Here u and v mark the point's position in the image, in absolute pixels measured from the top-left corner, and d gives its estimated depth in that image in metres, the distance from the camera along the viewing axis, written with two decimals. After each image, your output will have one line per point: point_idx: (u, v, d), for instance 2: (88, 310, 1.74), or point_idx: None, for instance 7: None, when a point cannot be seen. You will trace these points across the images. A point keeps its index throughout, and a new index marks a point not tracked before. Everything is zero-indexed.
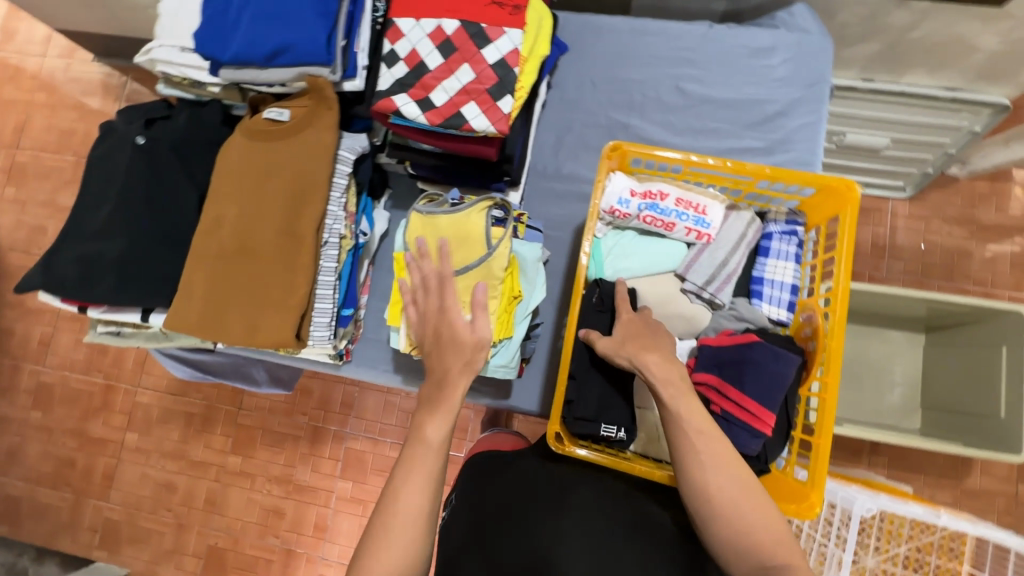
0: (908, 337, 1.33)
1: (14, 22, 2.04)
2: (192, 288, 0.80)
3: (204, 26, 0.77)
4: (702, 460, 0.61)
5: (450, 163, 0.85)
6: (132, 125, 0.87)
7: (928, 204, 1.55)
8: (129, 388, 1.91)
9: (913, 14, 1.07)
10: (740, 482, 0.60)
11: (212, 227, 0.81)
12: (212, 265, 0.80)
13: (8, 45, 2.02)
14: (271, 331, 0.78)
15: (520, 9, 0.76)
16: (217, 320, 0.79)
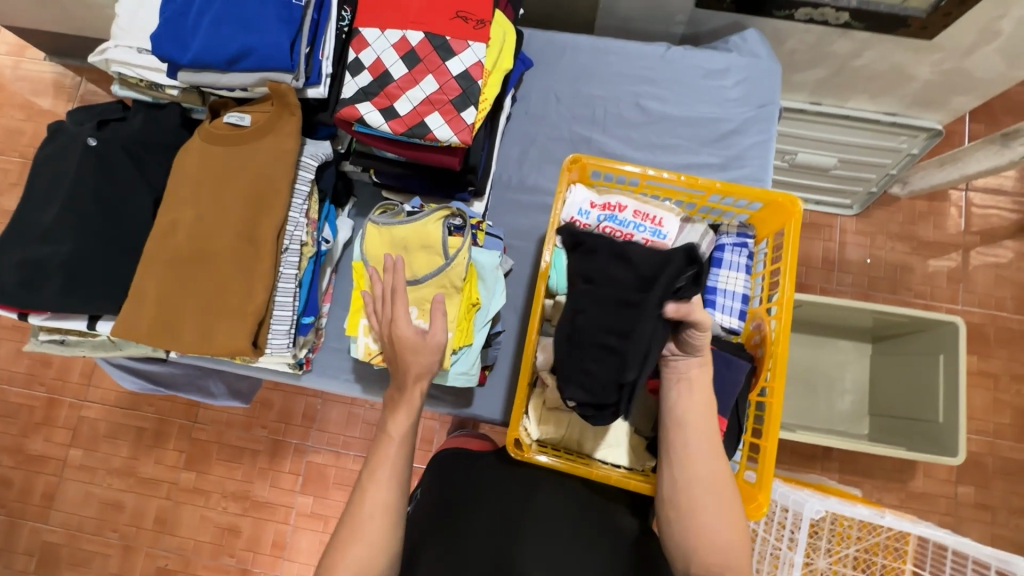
0: (855, 347, 1.40)
1: None
2: (143, 300, 0.77)
3: (162, 28, 0.75)
4: (691, 454, 0.66)
5: (413, 172, 0.86)
6: (84, 126, 0.85)
7: (873, 221, 1.64)
8: (75, 402, 1.81)
9: (854, 43, 1.15)
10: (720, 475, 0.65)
11: (166, 231, 0.79)
12: (166, 276, 0.77)
13: None
14: (228, 339, 0.76)
15: (485, 23, 0.78)
16: (167, 327, 0.77)
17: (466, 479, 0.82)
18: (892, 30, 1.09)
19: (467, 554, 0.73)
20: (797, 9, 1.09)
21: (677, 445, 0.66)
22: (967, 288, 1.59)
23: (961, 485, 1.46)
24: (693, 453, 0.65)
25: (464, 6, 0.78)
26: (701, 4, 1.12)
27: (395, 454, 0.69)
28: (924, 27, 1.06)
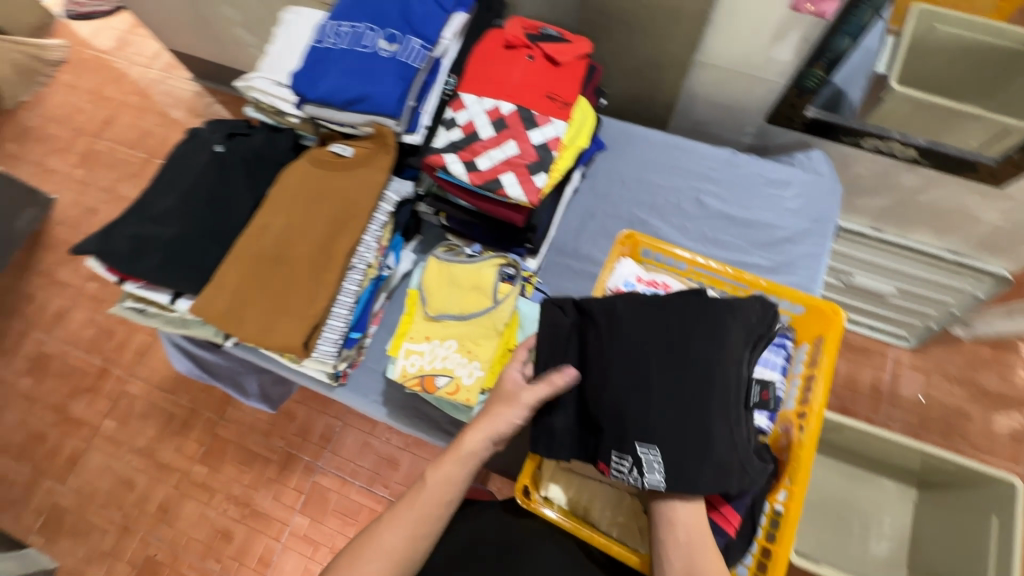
0: (897, 489, 1.31)
1: (132, 37, 2.39)
2: (221, 288, 0.86)
3: (302, 69, 0.90)
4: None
5: (480, 223, 0.94)
6: (215, 134, 0.99)
7: (929, 358, 1.58)
8: (123, 376, 1.94)
9: (921, 178, 1.19)
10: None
11: (256, 232, 0.89)
12: (248, 271, 0.86)
13: (122, 54, 2.37)
14: (286, 336, 0.83)
15: (569, 105, 0.88)
16: (236, 317, 0.85)
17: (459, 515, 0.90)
18: (961, 172, 1.12)
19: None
20: (864, 138, 1.15)
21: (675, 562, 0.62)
22: None
23: None
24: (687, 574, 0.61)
25: (553, 89, 0.88)
26: (770, 119, 1.22)
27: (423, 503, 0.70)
28: (993, 174, 1.09)
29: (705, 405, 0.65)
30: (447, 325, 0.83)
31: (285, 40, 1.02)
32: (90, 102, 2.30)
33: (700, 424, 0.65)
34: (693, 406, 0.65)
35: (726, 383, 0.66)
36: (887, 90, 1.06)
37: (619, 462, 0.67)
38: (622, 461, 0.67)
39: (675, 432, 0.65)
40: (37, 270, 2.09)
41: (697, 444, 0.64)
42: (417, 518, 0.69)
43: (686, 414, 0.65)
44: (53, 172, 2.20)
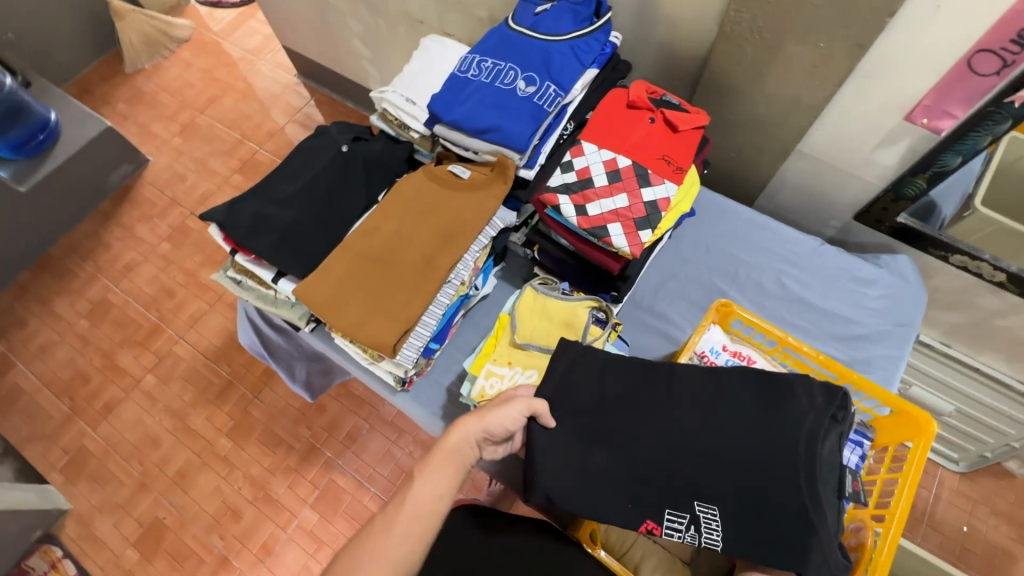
0: None
1: (252, 30, 2.59)
2: (325, 280, 0.91)
3: (441, 92, 0.97)
4: None
5: (573, 262, 0.98)
6: (343, 135, 1.07)
7: (977, 487, 1.52)
8: (173, 336, 2.02)
9: (1004, 303, 1.18)
10: None
11: (366, 231, 0.94)
12: (353, 267, 0.91)
13: (238, 43, 2.56)
14: (377, 333, 0.87)
15: (682, 170, 0.92)
16: (335, 307, 0.89)
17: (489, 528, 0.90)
18: None
19: None
20: (952, 254, 1.16)
21: None
22: None
23: None
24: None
25: (669, 152, 0.93)
26: (859, 218, 1.25)
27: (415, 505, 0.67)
28: None
29: (766, 469, 0.65)
30: (531, 353, 0.86)
31: (422, 63, 1.11)
32: (201, 79, 2.47)
33: (759, 486, 0.65)
34: (756, 471, 0.65)
35: (789, 446, 0.65)
36: (968, 208, 1.13)
37: (674, 521, 0.67)
38: (680, 521, 0.67)
39: (733, 495, 0.66)
40: (118, 221, 2.21)
41: (758, 505, 0.65)
42: (415, 518, 0.67)
43: (746, 480, 0.66)
44: (154, 136, 2.35)
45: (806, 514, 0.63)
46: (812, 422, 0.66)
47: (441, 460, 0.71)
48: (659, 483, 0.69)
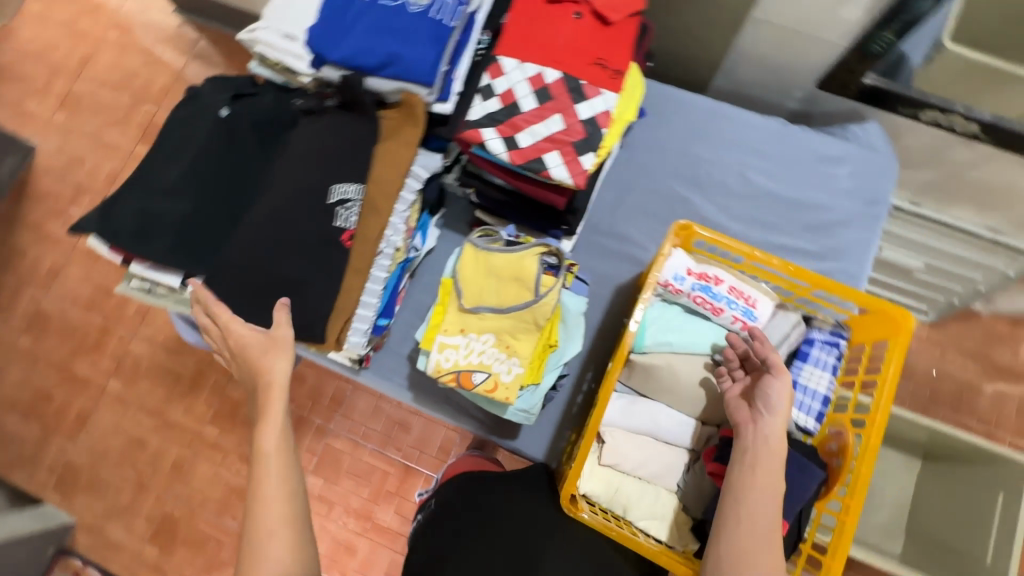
0: (901, 460, 1.29)
1: None
2: (225, 286, 0.79)
3: (321, 25, 0.79)
4: (753, 549, 0.62)
5: (513, 201, 0.87)
6: (220, 96, 0.89)
7: (947, 332, 1.50)
8: (124, 335, 1.80)
9: (976, 154, 1.09)
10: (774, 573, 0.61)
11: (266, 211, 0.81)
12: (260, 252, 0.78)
13: None
14: (302, 316, 0.78)
15: (621, 74, 0.78)
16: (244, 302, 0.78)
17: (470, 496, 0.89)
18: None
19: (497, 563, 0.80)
20: (923, 111, 1.04)
21: (742, 526, 0.63)
22: None
23: None
24: (748, 505, 0.64)
25: (602, 54, 0.79)
26: (822, 85, 1.10)
27: (276, 475, 0.73)
28: None
29: (327, 152, 0.79)
30: (483, 317, 0.77)
31: None
32: (62, 36, 1.98)
33: (333, 161, 0.79)
34: (330, 155, 0.79)
35: (327, 137, 0.80)
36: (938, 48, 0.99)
37: (344, 212, 0.79)
38: (347, 210, 0.79)
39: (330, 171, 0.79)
40: (25, 222, 1.88)
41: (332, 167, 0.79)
42: (276, 520, 0.71)
43: (341, 160, 0.79)
44: (30, 116, 1.94)
45: (333, 166, 0.79)
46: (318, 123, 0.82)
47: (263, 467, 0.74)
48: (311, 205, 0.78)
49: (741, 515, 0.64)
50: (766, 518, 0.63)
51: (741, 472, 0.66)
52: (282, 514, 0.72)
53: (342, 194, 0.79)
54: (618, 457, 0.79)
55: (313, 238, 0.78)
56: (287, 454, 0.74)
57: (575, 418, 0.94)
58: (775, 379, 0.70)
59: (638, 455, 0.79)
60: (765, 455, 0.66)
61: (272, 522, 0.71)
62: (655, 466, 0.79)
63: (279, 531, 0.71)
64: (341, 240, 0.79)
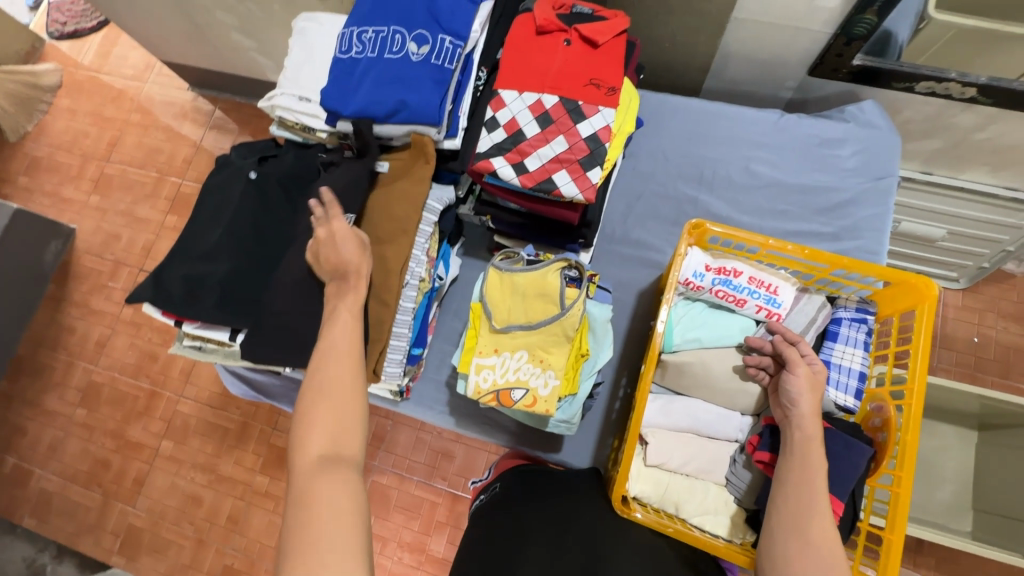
0: (956, 434, 1.26)
1: (111, 43, 2.20)
2: (274, 335, 0.85)
3: (332, 85, 0.86)
4: (803, 522, 0.63)
5: (529, 222, 0.91)
6: (247, 160, 0.96)
7: (981, 297, 1.48)
8: (173, 396, 1.87)
9: (979, 117, 1.08)
10: (832, 546, 0.61)
11: (295, 263, 0.86)
12: (293, 296, 0.85)
13: (100, 64, 2.19)
14: None
15: (615, 90, 0.82)
16: (281, 347, 0.84)
17: (530, 494, 0.87)
18: None
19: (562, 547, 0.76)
20: (918, 82, 1.04)
21: (788, 504, 0.64)
22: None
23: None
24: (799, 509, 0.63)
25: (596, 74, 0.83)
26: (813, 72, 1.12)
27: (343, 336, 0.75)
28: None
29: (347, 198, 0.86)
30: (515, 335, 0.81)
31: (301, 50, 0.97)
32: (91, 125, 2.13)
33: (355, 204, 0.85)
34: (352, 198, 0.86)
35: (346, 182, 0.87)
36: (923, 19, 1.01)
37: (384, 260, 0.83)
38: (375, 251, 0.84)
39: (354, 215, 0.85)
40: (71, 300, 1.99)
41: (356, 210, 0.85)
42: (335, 378, 0.72)
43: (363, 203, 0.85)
44: (69, 202, 2.07)
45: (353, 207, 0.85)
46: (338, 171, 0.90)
47: (328, 331, 0.76)
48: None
49: (785, 493, 0.65)
50: (813, 494, 0.64)
51: (785, 477, 0.66)
52: (341, 376, 0.72)
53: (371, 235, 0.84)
54: (664, 455, 0.80)
55: None
56: (354, 322, 0.77)
57: (615, 424, 0.96)
58: (792, 373, 0.72)
59: (683, 451, 0.80)
60: (808, 455, 0.66)
61: (330, 376, 0.71)
62: (701, 460, 0.80)
63: (339, 383, 0.71)
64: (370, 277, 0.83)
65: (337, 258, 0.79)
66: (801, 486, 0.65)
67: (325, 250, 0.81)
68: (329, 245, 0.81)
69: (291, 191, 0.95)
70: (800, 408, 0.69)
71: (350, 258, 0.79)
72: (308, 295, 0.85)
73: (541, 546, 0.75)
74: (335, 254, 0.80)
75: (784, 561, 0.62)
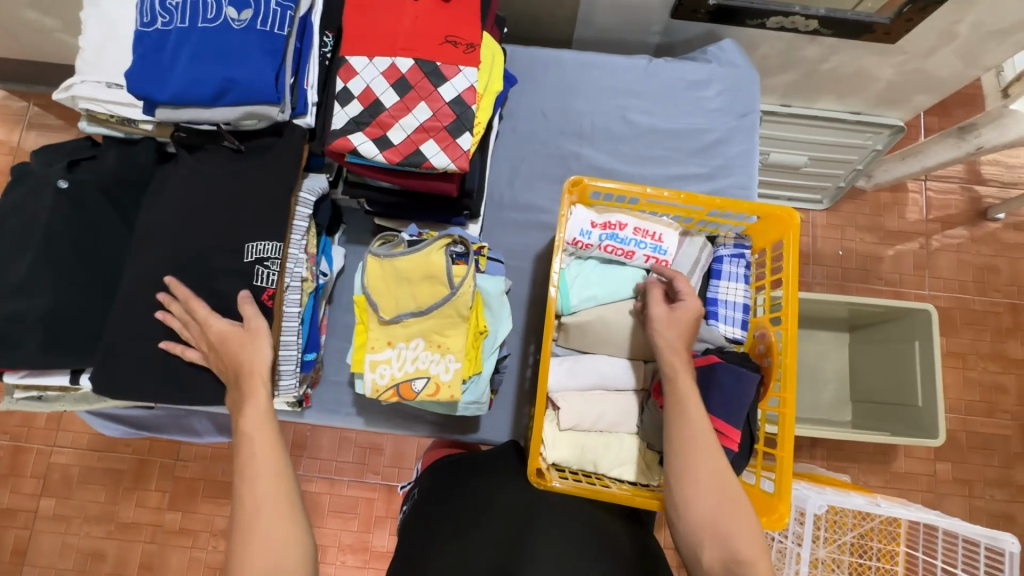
0: (832, 337, 1.41)
1: None
2: (133, 365, 0.74)
3: (138, 66, 0.72)
4: (690, 452, 0.65)
5: (408, 199, 0.84)
6: (53, 167, 0.80)
7: (842, 214, 1.64)
8: (43, 448, 1.57)
9: (822, 48, 1.16)
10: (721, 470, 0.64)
11: (138, 284, 0.75)
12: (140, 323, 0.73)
13: None
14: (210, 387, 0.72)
15: (475, 47, 0.77)
16: (135, 381, 0.73)
17: (453, 487, 0.82)
18: (859, 36, 1.10)
19: (495, 538, 0.72)
20: (768, 18, 1.09)
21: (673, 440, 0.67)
22: (932, 273, 1.60)
23: (939, 463, 1.49)
24: (687, 445, 0.66)
25: (452, 31, 0.76)
26: (676, 15, 1.12)
27: (264, 444, 0.65)
28: (888, 32, 1.08)
29: (193, 204, 0.76)
30: (407, 324, 0.76)
31: (98, 27, 0.80)
32: None
33: (201, 208, 0.75)
34: (199, 203, 0.76)
35: (187, 184, 0.77)
36: None
37: (265, 274, 0.75)
38: (268, 269, 0.75)
39: (205, 220, 0.75)
40: None
41: (205, 214, 0.75)
42: (269, 503, 0.62)
43: (212, 208, 0.76)
44: None
45: (199, 213, 0.75)
46: (178, 172, 0.78)
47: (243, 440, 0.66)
48: (219, 263, 0.74)
49: (672, 430, 0.67)
50: (692, 423, 0.67)
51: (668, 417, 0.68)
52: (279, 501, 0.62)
53: (260, 252, 0.75)
54: (575, 416, 0.79)
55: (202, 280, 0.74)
56: (270, 422, 0.68)
57: (530, 392, 0.95)
58: (682, 302, 0.74)
59: (592, 409, 0.80)
60: (680, 388, 0.69)
61: (259, 499, 0.62)
62: (612, 414, 0.81)
63: (275, 506, 0.62)
64: (263, 301, 0.75)
65: (232, 351, 0.70)
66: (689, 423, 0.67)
67: (215, 355, 0.71)
68: (222, 349, 0.71)
69: (120, 198, 0.81)
70: (694, 316, 0.74)
71: (249, 349, 0.70)
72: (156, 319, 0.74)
73: (476, 545, 0.71)
74: (230, 355, 0.70)
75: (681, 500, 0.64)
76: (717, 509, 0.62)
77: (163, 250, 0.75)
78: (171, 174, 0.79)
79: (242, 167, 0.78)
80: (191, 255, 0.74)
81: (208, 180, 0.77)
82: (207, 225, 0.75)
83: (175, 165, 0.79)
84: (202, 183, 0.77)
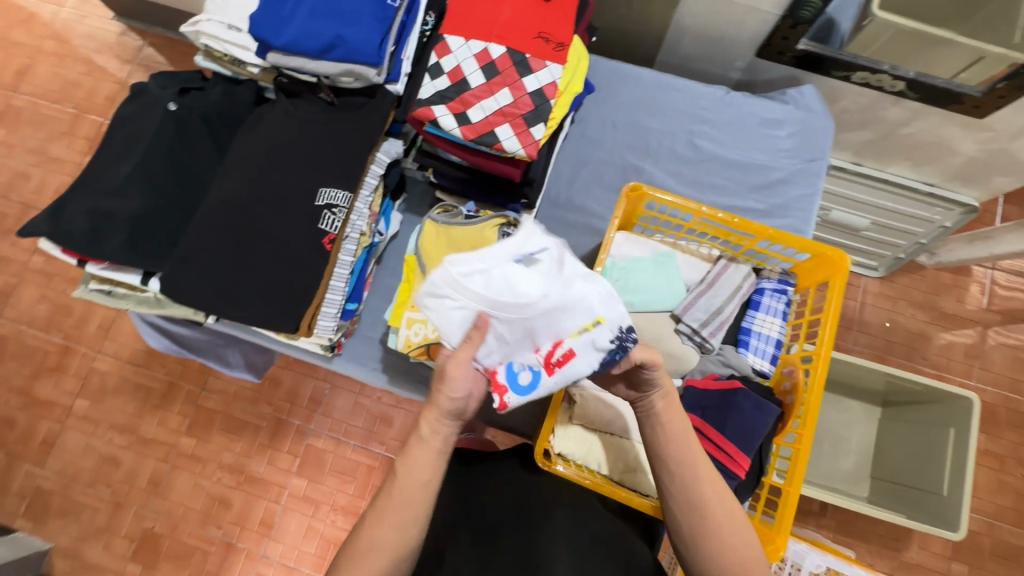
0: (862, 409, 1.37)
1: None
2: (196, 277, 0.79)
3: (262, 11, 0.79)
4: (694, 485, 0.65)
5: (472, 176, 0.89)
6: (166, 90, 0.88)
7: (896, 286, 1.59)
8: (89, 352, 1.64)
9: (906, 111, 1.14)
10: (726, 504, 0.64)
11: (216, 205, 0.81)
12: (212, 239, 0.79)
13: None
14: (261, 312, 0.78)
15: (564, 46, 0.81)
16: (194, 291, 0.79)
17: (487, 473, 0.86)
18: (944, 104, 1.08)
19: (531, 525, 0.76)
20: (854, 72, 1.09)
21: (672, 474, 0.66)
22: (982, 365, 1.53)
23: (955, 562, 1.41)
24: (687, 479, 0.65)
25: (545, 27, 0.81)
26: (761, 54, 1.14)
27: (410, 499, 0.63)
28: (977, 106, 1.06)
29: (282, 141, 0.82)
30: None
31: None
32: None
33: (286, 145, 0.82)
34: (287, 141, 0.82)
35: (279, 123, 0.84)
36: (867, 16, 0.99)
37: (330, 219, 0.80)
38: (334, 215, 0.81)
39: (291, 157, 0.81)
40: None
41: (291, 152, 0.82)
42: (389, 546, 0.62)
43: (298, 147, 0.82)
44: None
45: (285, 151, 0.82)
46: (276, 111, 0.85)
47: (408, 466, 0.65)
48: (294, 199, 0.80)
49: (671, 467, 0.66)
50: (687, 457, 0.65)
51: (663, 453, 0.67)
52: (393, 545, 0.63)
53: (330, 198, 0.81)
54: (588, 414, 0.83)
55: (274, 209, 0.80)
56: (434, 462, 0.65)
57: None
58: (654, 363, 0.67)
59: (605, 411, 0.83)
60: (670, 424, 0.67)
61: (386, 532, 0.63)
62: (624, 420, 0.83)
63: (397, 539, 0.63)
64: (323, 244, 0.80)
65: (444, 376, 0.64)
66: (710, 534, 0.64)
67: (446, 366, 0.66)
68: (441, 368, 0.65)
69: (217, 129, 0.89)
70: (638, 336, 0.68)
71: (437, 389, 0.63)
72: (227, 236, 0.79)
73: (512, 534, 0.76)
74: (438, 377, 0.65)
75: (688, 536, 0.65)
76: (729, 543, 0.63)
77: (246, 179, 0.81)
78: (267, 114, 0.86)
79: (329, 117, 0.84)
80: (269, 186, 0.80)
81: (301, 123, 0.83)
82: (290, 161, 0.81)
83: (274, 107, 0.86)
84: (295, 125, 0.83)
